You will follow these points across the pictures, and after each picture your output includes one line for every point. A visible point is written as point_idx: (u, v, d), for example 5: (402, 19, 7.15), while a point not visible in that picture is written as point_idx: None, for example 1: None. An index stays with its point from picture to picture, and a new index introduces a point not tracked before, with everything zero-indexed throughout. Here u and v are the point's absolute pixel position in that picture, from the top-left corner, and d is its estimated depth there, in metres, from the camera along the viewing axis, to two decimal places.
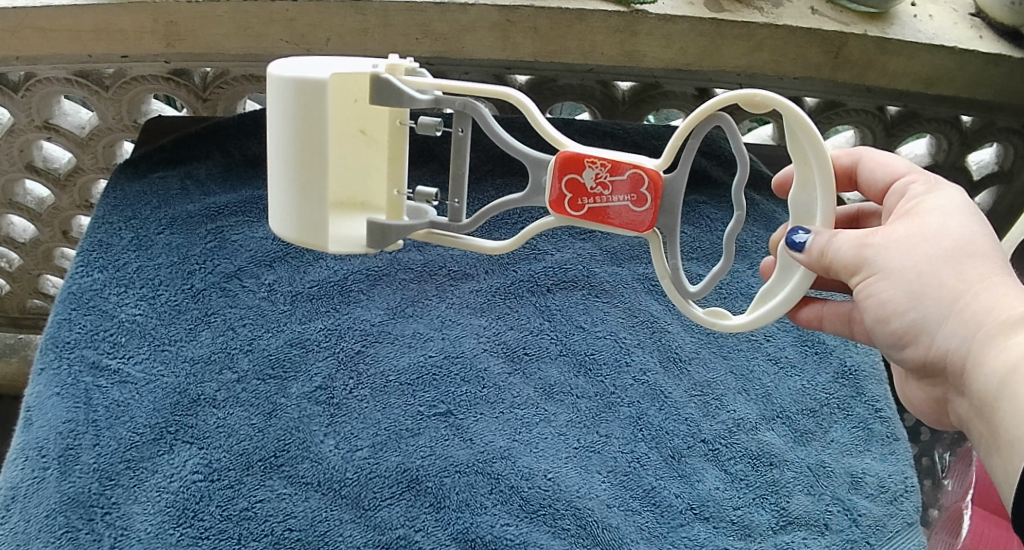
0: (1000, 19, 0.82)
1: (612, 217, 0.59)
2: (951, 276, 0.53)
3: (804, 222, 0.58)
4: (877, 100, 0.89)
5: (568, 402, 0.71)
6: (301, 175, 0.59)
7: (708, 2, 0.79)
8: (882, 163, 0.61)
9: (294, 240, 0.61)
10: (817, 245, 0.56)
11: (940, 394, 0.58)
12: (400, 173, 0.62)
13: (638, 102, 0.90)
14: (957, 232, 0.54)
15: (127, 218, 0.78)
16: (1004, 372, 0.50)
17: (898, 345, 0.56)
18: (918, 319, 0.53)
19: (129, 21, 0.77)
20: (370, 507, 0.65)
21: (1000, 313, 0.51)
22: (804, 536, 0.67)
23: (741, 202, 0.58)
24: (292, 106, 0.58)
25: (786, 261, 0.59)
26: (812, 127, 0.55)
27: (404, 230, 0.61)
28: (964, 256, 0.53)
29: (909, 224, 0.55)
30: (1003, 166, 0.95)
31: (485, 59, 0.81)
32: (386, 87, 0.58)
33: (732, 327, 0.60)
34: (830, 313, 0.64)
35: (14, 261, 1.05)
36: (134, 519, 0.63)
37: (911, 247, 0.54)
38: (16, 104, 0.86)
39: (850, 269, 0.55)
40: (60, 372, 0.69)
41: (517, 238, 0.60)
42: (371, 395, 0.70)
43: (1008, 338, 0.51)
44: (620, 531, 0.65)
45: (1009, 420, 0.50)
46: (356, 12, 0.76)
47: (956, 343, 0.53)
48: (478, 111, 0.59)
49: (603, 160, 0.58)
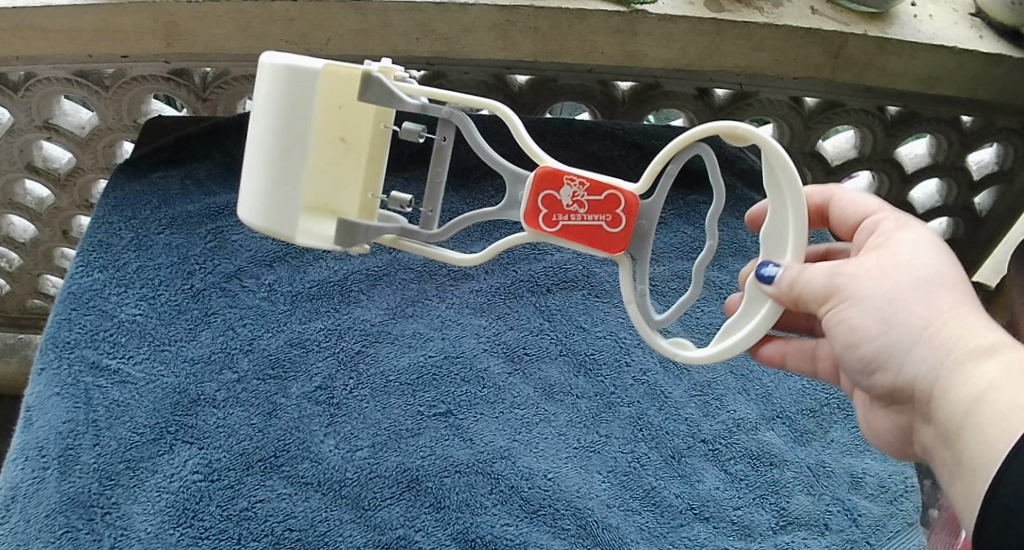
0: (1000, 20, 0.81)
1: (588, 236, 0.58)
2: (922, 304, 0.51)
3: (774, 257, 0.58)
4: (877, 100, 0.89)
5: (568, 402, 0.71)
6: (279, 162, 0.59)
7: (708, 2, 0.78)
8: (854, 202, 0.61)
9: (261, 226, 0.60)
10: (786, 277, 0.55)
11: (907, 421, 0.56)
12: (378, 173, 0.61)
13: (638, 102, 0.90)
14: (929, 263, 0.53)
15: (127, 217, 0.78)
16: (971, 399, 0.49)
17: (866, 371, 0.54)
18: (887, 344, 0.51)
19: (129, 22, 0.77)
20: (370, 507, 0.65)
21: (970, 341, 0.50)
22: (804, 536, 0.67)
23: (712, 232, 0.58)
24: (278, 97, 0.58)
25: (752, 296, 0.59)
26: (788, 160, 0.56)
27: (376, 230, 0.60)
28: (936, 286, 0.52)
29: (881, 253, 0.54)
30: (1003, 166, 0.96)
31: (486, 59, 0.81)
32: (379, 86, 0.58)
33: (690, 359, 0.59)
34: (794, 351, 0.63)
35: (14, 261, 1.05)
36: (134, 519, 0.63)
37: (882, 275, 0.52)
38: (16, 104, 0.86)
39: (822, 297, 0.54)
40: (60, 372, 0.69)
41: (486, 251, 0.59)
42: (371, 395, 0.70)
43: (976, 366, 0.49)
44: (620, 531, 0.65)
45: (974, 447, 0.48)
46: (356, 11, 0.76)
47: (924, 369, 0.51)
48: (462, 121, 0.58)
49: (582, 178, 0.58)
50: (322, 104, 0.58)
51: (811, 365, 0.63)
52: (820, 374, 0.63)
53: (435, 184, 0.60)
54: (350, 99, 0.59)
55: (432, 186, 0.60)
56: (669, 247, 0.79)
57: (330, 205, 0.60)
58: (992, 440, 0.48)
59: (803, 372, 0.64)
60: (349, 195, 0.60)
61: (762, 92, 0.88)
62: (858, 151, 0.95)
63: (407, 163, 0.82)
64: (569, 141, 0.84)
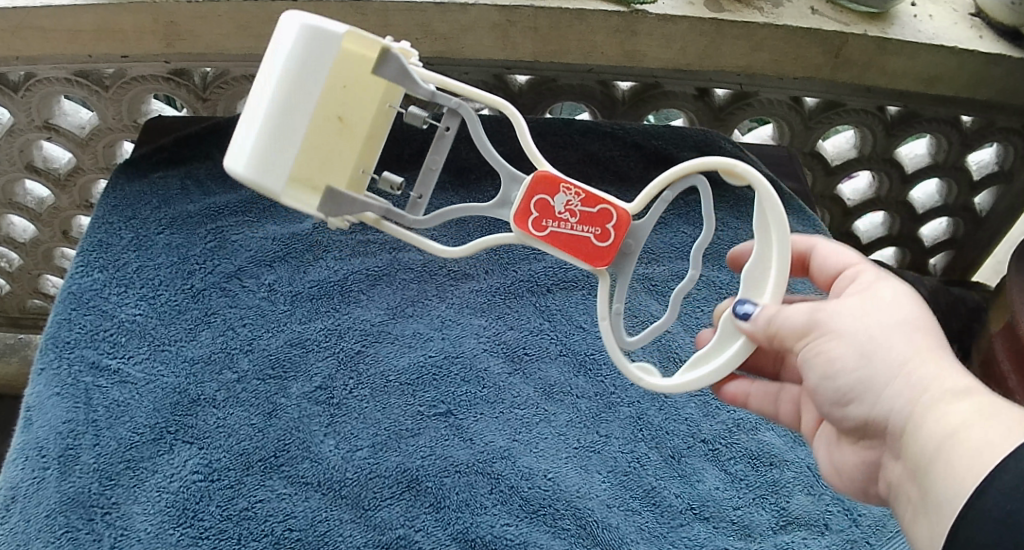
0: (1001, 20, 0.81)
1: (574, 246, 0.57)
2: (901, 342, 0.50)
3: (753, 296, 0.57)
4: (877, 100, 0.89)
5: (568, 402, 0.71)
6: (282, 113, 0.53)
7: (708, 2, 0.78)
8: (836, 253, 0.60)
9: (244, 178, 0.53)
10: (764, 314, 0.55)
11: (875, 457, 0.54)
12: (374, 152, 0.56)
13: (638, 102, 0.90)
14: (914, 307, 0.52)
15: (127, 217, 0.78)
16: (941, 435, 0.47)
17: (840, 402, 0.52)
18: (864, 377, 0.50)
19: (129, 22, 0.77)
20: (370, 507, 0.65)
21: (946, 382, 0.48)
22: (804, 536, 0.67)
23: (696, 263, 0.57)
24: (296, 44, 0.53)
25: (726, 329, 0.58)
26: (780, 206, 0.57)
27: (356, 205, 0.55)
28: (917, 328, 0.51)
29: (863, 294, 0.53)
30: (1003, 166, 0.96)
31: (486, 59, 0.81)
32: (395, 64, 0.53)
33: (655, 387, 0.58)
34: (758, 393, 0.62)
35: (14, 261, 1.05)
36: (133, 519, 0.63)
37: (864, 312, 0.52)
38: (15, 104, 0.85)
39: (802, 331, 0.53)
40: (60, 372, 0.69)
41: (472, 244, 0.56)
42: (371, 395, 0.70)
43: (950, 405, 0.47)
44: (620, 531, 0.65)
45: (940, 484, 0.46)
46: (355, 12, 0.76)
47: (899, 404, 0.49)
48: (470, 115, 0.55)
49: (578, 189, 0.56)
50: (341, 63, 0.53)
51: (774, 408, 0.62)
52: (782, 418, 0.62)
53: (429, 170, 0.56)
54: (367, 66, 0.54)
55: (427, 170, 0.56)
56: (669, 248, 0.79)
57: (321, 172, 0.54)
58: (959, 477, 0.46)
59: (764, 415, 0.62)
60: (342, 166, 0.55)
61: (761, 92, 0.88)
62: (858, 151, 0.95)
63: (406, 163, 0.82)
64: (569, 141, 0.84)
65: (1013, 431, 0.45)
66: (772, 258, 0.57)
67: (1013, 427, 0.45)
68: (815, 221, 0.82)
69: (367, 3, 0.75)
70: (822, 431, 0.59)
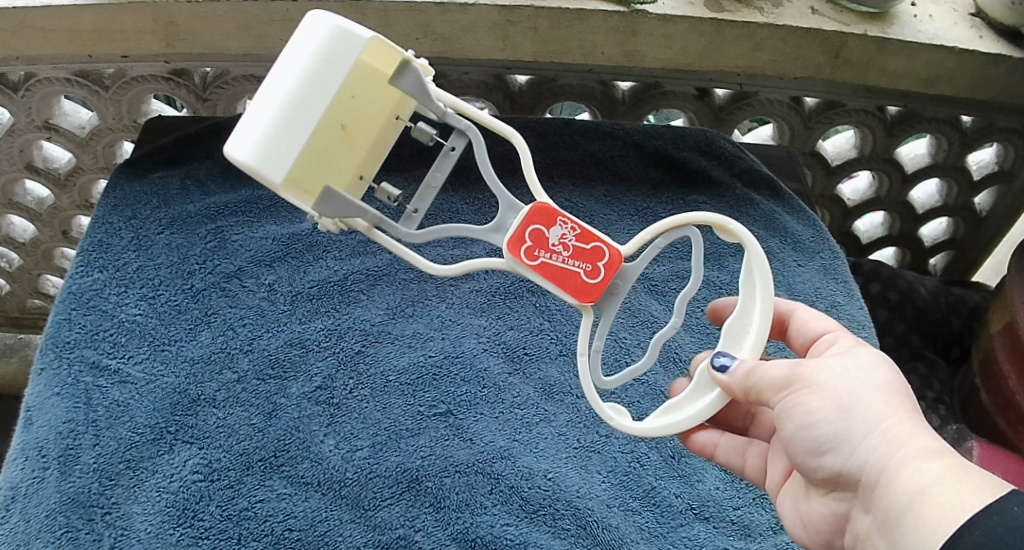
0: (1001, 20, 0.81)
1: (562, 280, 0.57)
2: (879, 401, 0.51)
3: (731, 349, 0.58)
4: (877, 100, 0.89)
5: (568, 402, 0.71)
6: (295, 107, 0.53)
7: (708, 2, 0.78)
8: (815, 318, 0.61)
9: (245, 165, 0.52)
10: (742, 367, 0.56)
11: (843, 510, 0.54)
12: (376, 161, 0.56)
13: (638, 102, 0.90)
14: (892, 371, 0.53)
15: (127, 218, 0.78)
16: (914, 489, 0.47)
17: (816, 452, 0.52)
18: (842, 430, 0.51)
19: (129, 22, 0.77)
20: (370, 507, 0.65)
21: (922, 441, 0.49)
22: None
23: (680, 309, 0.59)
24: (319, 42, 0.53)
25: (704, 375, 0.59)
26: (767, 265, 0.58)
27: (353, 208, 0.54)
28: (894, 391, 0.51)
29: (844, 355, 0.54)
30: (1003, 166, 0.96)
31: (486, 59, 0.81)
32: (413, 77, 0.54)
33: (629, 428, 0.59)
34: (726, 444, 0.63)
35: (14, 261, 1.05)
36: (134, 519, 0.63)
37: (844, 370, 0.52)
38: (15, 104, 0.85)
39: (782, 383, 0.53)
40: (60, 372, 0.69)
41: (463, 266, 0.57)
42: (371, 395, 0.70)
43: (925, 462, 0.48)
44: (620, 531, 0.65)
45: (913, 537, 0.47)
46: (355, 11, 0.75)
47: (875, 457, 0.50)
48: (477, 138, 0.55)
49: (575, 224, 0.56)
50: (360, 68, 0.54)
51: (740, 460, 0.63)
52: (747, 471, 0.63)
53: (428, 187, 0.56)
54: (384, 75, 0.55)
55: (425, 187, 0.56)
56: (669, 248, 0.79)
57: (322, 171, 0.54)
58: (931, 530, 0.46)
59: (729, 466, 0.63)
60: (343, 169, 0.55)
61: (761, 92, 0.88)
62: (858, 151, 0.95)
63: (407, 163, 0.82)
64: (569, 141, 0.84)
65: (983, 491, 0.46)
66: (753, 314, 0.59)
67: (984, 487, 0.46)
68: (816, 222, 0.82)
69: (367, 2, 0.75)
70: (788, 485, 0.59)
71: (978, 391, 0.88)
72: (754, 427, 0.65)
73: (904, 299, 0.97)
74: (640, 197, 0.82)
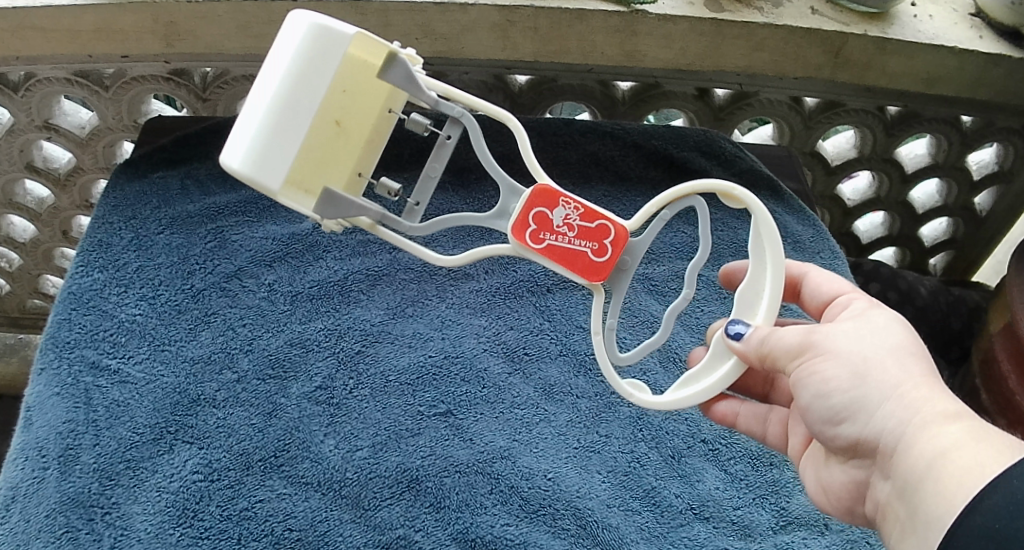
0: (1000, 20, 0.81)
1: (570, 260, 0.57)
2: (894, 365, 0.50)
3: (744, 317, 0.58)
4: (877, 100, 0.89)
5: (568, 402, 0.71)
6: (286, 110, 0.53)
7: (708, 2, 0.78)
8: (828, 279, 0.61)
9: (240, 172, 0.52)
10: (757, 335, 0.55)
11: (863, 477, 0.54)
12: (372, 157, 0.57)
13: (638, 102, 0.90)
14: (905, 334, 0.52)
15: (127, 218, 0.78)
16: (932, 455, 0.48)
17: (833, 421, 0.52)
18: (858, 398, 0.51)
19: (130, 22, 0.77)
20: (370, 507, 0.65)
21: (938, 404, 0.49)
22: (804, 536, 0.67)
23: (691, 282, 0.58)
24: (302, 42, 0.53)
25: (720, 344, 0.59)
26: (776, 230, 0.58)
27: (355, 207, 0.54)
28: (909, 353, 0.51)
29: (857, 319, 0.54)
30: (1003, 166, 0.96)
31: (486, 59, 0.81)
32: (402, 68, 0.54)
33: (648, 403, 0.59)
34: (747, 413, 0.63)
35: (14, 261, 1.05)
36: (133, 519, 0.63)
37: (858, 335, 0.52)
38: (16, 103, 0.85)
39: (796, 351, 0.53)
40: (59, 372, 0.68)
41: (469, 255, 0.56)
42: (371, 395, 0.70)
43: (942, 427, 0.48)
44: (620, 531, 0.65)
45: (931, 502, 0.47)
46: (356, 11, 0.75)
47: (892, 424, 0.50)
48: (472, 125, 0.55)
49: (578, 203, 0.56)
50: (347, 65, 0.54)
51: (761, 429, 0.63)
52: (769, 440, 0.63)
53: (428, 177, 0.56)
54: (371, 69, 0.55)
55: (426, 178, 0.56)
56: (669, 247, 0.79)
57: (319, 172, 0.54)
58: (948, 495, 0.46)
59: (751, 435, 0.63)
60: (342, 168, 0.55)
61: (761, 92, 0.88)
62: (858, 151, 0.95)
63: (407, 163, 0.82)
64: (569, 140, 0.84)
65: (1002, 454, 0.46)
66: (765, 283, 0.59)
67: (1003, 451, 0.46)
68: (816, 222, 0.82)
69: (365, 3, 0.75)
70: (809, 452, 0.59)
71: (978, 389, 0.88)
72: (774, 394, 0.66)
73: (904, 299, 0.97)
74: (640, 197, 0.82)
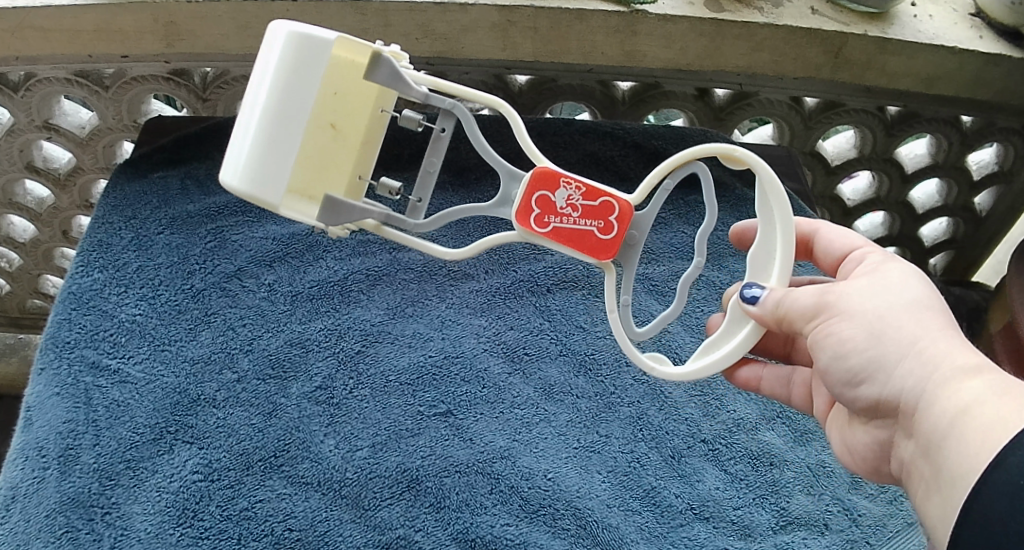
0: (1000, 20, 0.81)
1: (577, 240, 0.57)
2: (910, 321, 0.50)
3: (758, 280, 0.58)
4: (877, 100, 0.89)
5: (568, 402, 0.71)
6: (276, 121, 0.53)
7: (708, 2, 0.78)
8: (840, 235, 0.60)
9: (239, 189, 0.52)
10: (772, 297, 0.55)
11: (885, 437, 0.54)
12: (370, 158, 0.57)
13: (638, 102, 0.90)
14: (921, 288, 0.52)
15: (127, 217, 0.77)
16: (954, 411, 0.47)
17: (852, 382, 0.52)
18: (875, 357, 0.51)
19: (130, 22, 0.77)
20: (370, 507, 0.65)
21: (958, 358, 0.49)
22: (804, 536, 0.67)
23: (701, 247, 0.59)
24: (284, 52, 0.53)
25: (736, 309, 0.59)
26: (781, 190, 0.58)
27: (359, 211, 0.54)
28: (925, 308, 0.51)
29: (873, 275, 0.54)
30: (1003, 165, 0.96)
31: (486, 59, 0.81)
32: (387, 66, 0.54)
33: (668, 374, 0.59)
34: (769, 377, 0.64)
35: (14, 261, 1.05)
36: (134, 519, 0.63)
37: (873, 292, 0.52)
38: (16, 103, 0.85)
39: (812, 312, 0.53)
40: (59, 372, 0.68)
41: (476, 245, 0.57)
42: (371, 395, 0.70)
43: (963, 383, 0.48)
44: (620, 531, 0.65)
45: (954, 459, 0.47)
46: (356, 11, 0.75)
47: (911, 382, 0.50)
48: (465, 116, 0.55)
49: (579, 183, 0.56)
50: (332, 70, 0.54)
51: (785, 391, 0.64)
52: (794, 401, 0.64)
53: (427, 173, 0.56)
54: (357, 71, 0.54)
55: (426, 174, 0.56)
56: (670, 248, 0.79)
57: (318, 180, 0.55)
58: (972, 450, 0.46)
59: (775, 398, 0.64)
60: (340, 174, 0.55)
61: (761, 92, 0.88)
62: (858, 151, 0.95)
63: (407, 163, 0.82)
64: (569, 140, 0.84)
65: None
66: (775, 241, 0.59)
67: None
68: None
69: (365, 2, 0.75)
70: (832, 414, 0.60)
71: None
72: (796, 353, 0.66)
73: None
74: None
